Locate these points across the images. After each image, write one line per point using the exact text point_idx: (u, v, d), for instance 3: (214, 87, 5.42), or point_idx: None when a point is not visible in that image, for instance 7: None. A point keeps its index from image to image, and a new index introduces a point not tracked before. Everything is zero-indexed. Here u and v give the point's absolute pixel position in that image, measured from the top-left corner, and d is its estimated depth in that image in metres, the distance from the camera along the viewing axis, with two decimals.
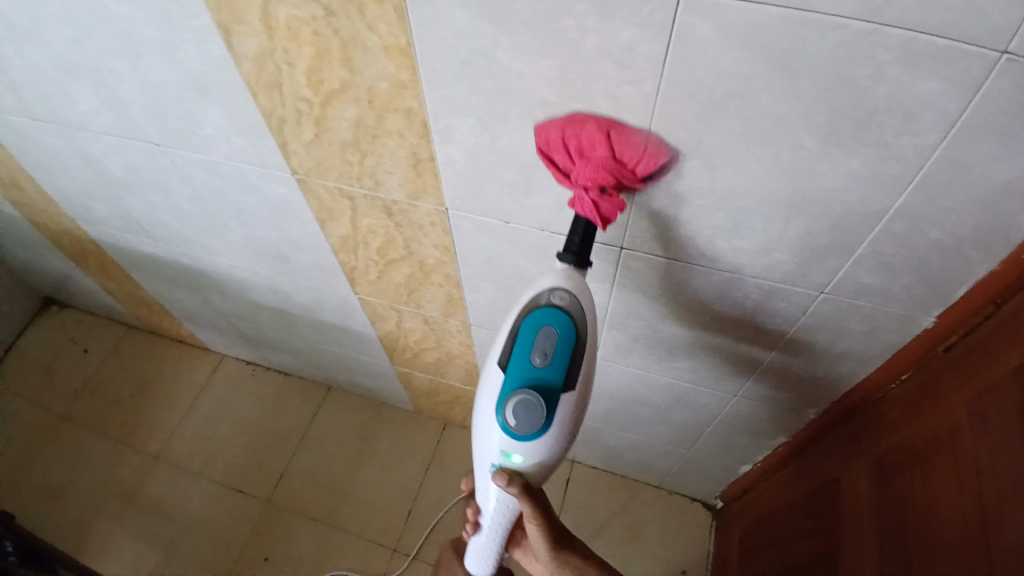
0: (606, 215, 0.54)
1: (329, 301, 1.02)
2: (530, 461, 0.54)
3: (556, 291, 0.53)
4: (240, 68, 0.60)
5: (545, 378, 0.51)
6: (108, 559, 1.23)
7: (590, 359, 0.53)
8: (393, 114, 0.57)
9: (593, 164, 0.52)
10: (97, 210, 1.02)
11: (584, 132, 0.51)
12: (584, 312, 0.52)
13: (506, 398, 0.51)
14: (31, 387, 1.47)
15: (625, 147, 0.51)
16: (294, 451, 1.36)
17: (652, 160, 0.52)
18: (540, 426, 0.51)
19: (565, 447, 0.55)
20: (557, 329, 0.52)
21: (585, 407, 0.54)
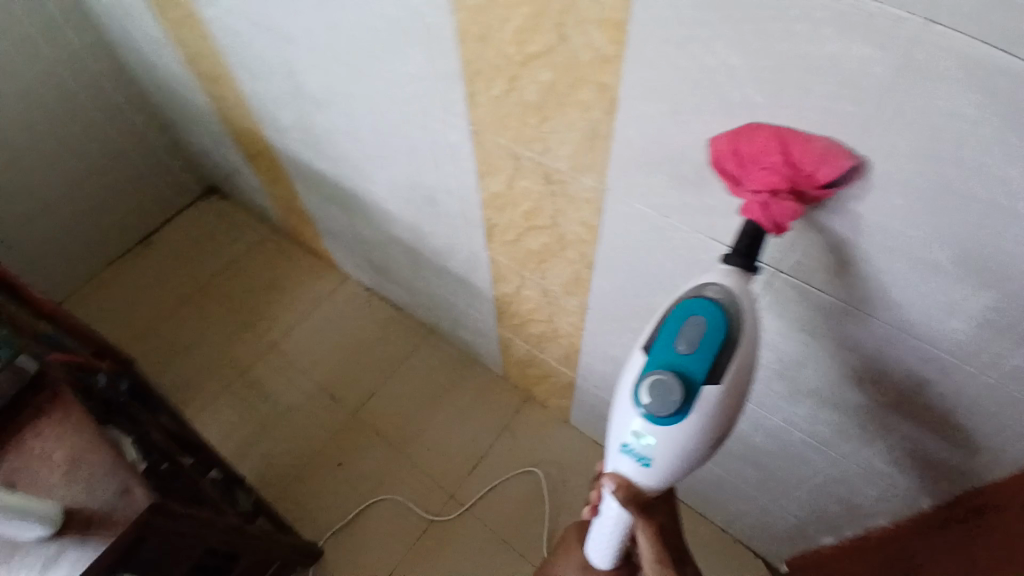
0: (778, 221, 0.50)
1: (461, 250, 1.07)
2: (664, 447, 0.52)
3: (711, 284, 0.51)
4: (455, 16, 0.63)
5: (687, 367, 0.50)
6: (209, 419, 1.41)
7: (744, 357, 0.50)
8: (587, 86, 0.59)
9: (767, 169, 0.49)
10: (282, 120, 1.13)
11: (754, 137, 0.50)
12: (742, 307, 0.50)
13: (642, 381, 0.51)
14: (186, 258, 1.69)
15: (800, 150, 0.48)
16: (386, 378, 1.46)
17: (833, 164, 0.48)
18: (674, 410, 0.50)
19: (704, 444, 0.52)
20: (704, 320, 0.50)
21: (730, 405, 0.51)
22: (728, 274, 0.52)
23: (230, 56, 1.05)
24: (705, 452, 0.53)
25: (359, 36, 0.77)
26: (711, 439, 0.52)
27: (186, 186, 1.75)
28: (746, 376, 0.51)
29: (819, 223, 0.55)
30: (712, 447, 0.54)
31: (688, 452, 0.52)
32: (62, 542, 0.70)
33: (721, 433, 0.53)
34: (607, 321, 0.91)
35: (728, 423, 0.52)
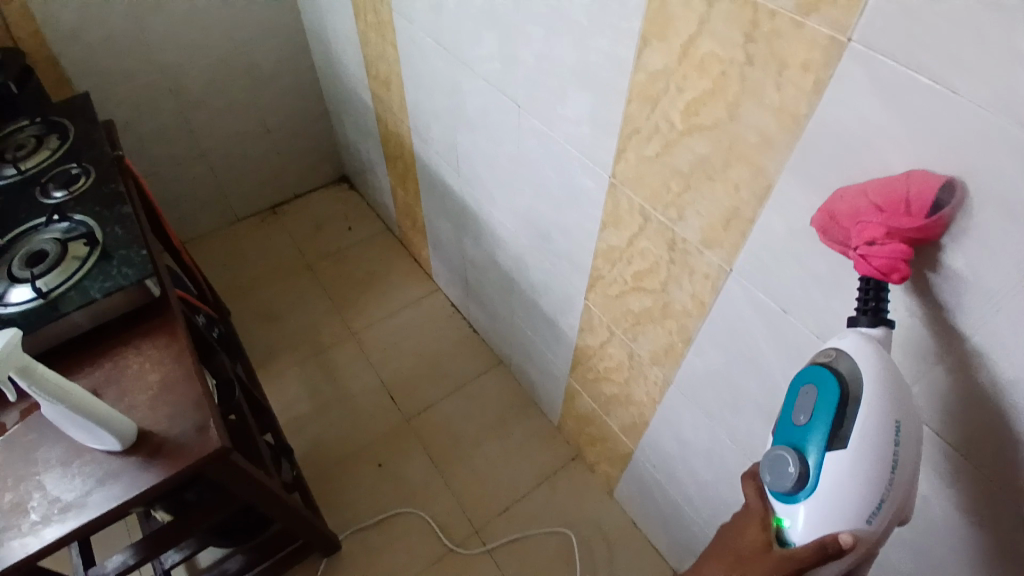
0: (888, 268, 0.47)
1: (557, 292, 1.09)
2: (815, 522, 0.51)
3: (826, 352, 0.54)
4: (633, 75, 0.67)
5: (807, 436, 0.52)
6: (277, 384, 1.49)
7: (873, 413, 0.49)
8: (744, 166, 0.60)
9: (862, 222, 0.48)
10: (431, 131, 1.22)
11: (840, 197, 0.51)
12: (858, 367, 0.51)
13: (766, 458, 0.55)
14: (302, 233, 1.82)
15: (883, 189, 0.47)
16: (447, 394, 1.48)
17: (925, 188, 0.45)
18: (797, 482, 0.52)
19: (860, 513, 0.49)
20: (815, 387, 0.53)
21: (873, 472, 0.48)
22: (854, 337, 0.52)
23: (406, 66, 1.16)
24: (869, 530, 0.50)
25: (532, 75, 0.82)
26: (865, 512, 0.49)
27: (321, 170, 1.90)
28: (891, 438, 0.49)
29: (962, 360, 0.52)
30: (874, 522, 0.50)
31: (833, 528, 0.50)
32: (126, 462, 0.72)
33: (877, 507, 0.49)
34: (687, 401, 0.89)
35: (884, 494, 0.49)
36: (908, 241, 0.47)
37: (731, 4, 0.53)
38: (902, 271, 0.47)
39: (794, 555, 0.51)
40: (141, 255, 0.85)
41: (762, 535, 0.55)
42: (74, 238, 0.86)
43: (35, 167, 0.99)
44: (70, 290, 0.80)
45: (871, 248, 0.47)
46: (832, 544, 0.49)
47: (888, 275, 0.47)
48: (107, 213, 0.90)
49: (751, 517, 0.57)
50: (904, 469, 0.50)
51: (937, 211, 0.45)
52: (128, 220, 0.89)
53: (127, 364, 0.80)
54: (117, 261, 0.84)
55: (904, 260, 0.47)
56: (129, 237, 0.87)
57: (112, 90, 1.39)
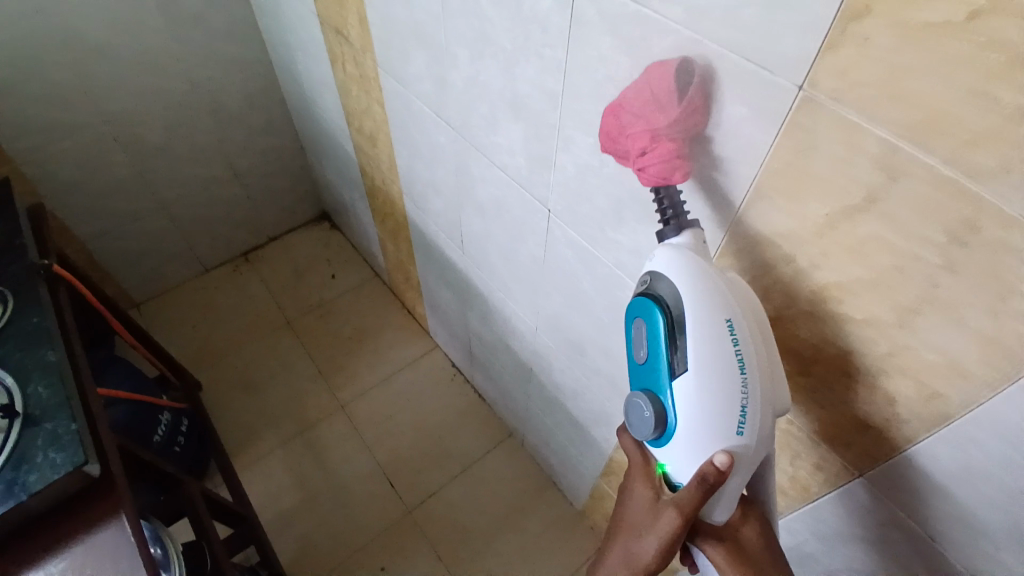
0: (671, 169, 0.45)
1: (589, 402, 0.92)
2: (688, 453, 0.47)
3: (644, 279, 0.50)
4: (733, 227, 0.48)
5: (652, 372, 0.49)
6: (258, 472, 1.30)
7: (697, 324, 0.45)
8: (907, 380, 0.43)
9: (631, 136, 0.46)
10: (430, 201, 1.02)
11: (608, 121, 0.48)
12: (675, 284, 0.46)
13: (629, 409, 0.51)
14: (279, 281, 1.61)
15: (634, 99, 0.46)
16: (453, 477, 1.32)
17: (663, 80, 0.44)
18: (659, 423, 0.48)
19: (726, 425, 0.44)
20: (643, 319, 0.49)
21: (722, 382, 0.44)
22: (662, 253, 0.48)
23: (398, 128, 0.95)
24: (746, 442, 0.45)
25: (575, 187, 0.63)
26: (730, 427, 0.44)
27: (298, 209, 1.68)
28: (727, 339, 0.44)
29: None
30: (746, 432, 0.45)
31: (709, 458, 0.45)
32: None
33: (743, 413, 0.44)
34: None
35: (745, 397, 0.44)
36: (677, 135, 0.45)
37: (930, 186, 0.35)
38: (679, 169, 0.45)
39: (682, 500, 0.47)
40: (72, 430, 0.67)
41: (649, 489, 0.52)
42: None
43: None
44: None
45: (643, 158, 0.45)
46: (710, 473, 0.44)
47: (670, 176, 0.45)
48: (29, 363, 0.71)
49: (637, 477, 0.53)
50: (761, 367, 0.45)
51: (684, 93, 0.43)
52: (54, 373, 0.71)
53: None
54: (42, 439, 0.66)
55: (677, 156, 0.44)
56: (56, 401, 0.69)
57: (46, 148, 1.14)
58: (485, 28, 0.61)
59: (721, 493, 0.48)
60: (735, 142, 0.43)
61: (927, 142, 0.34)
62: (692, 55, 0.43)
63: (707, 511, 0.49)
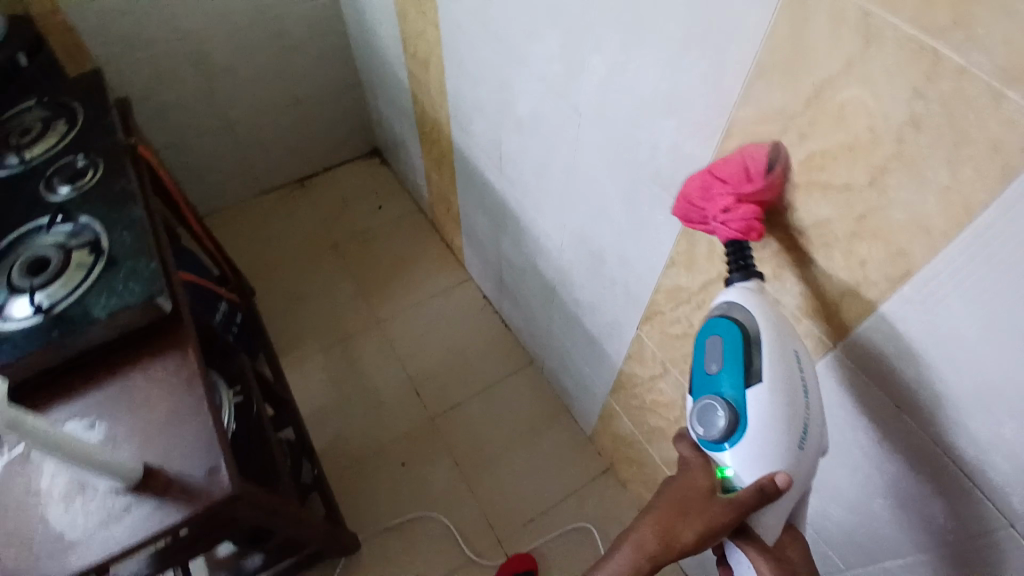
0: (749, 228, 0.54)
1: (605, 315, 0.99)
2: (749, 465, 0.54)
3: (722, 310, 0.58)
4: (736, 110, 0.55)
5: (722, 383, 0.56)
6: (299, 371, 1.44)
7: (774, 353, 0.54)
8: (875, 241, 0.49)
9: (716, 197, 0.55)
10: (473, 122, 1.10)
11: (693, 185, 0.57)
12: (757, 317, 0.55)
13: (692, 414, 0.57)
14: (330, 208, 1.72)
15: (723, 164, 0.55)
16: (474, 394, 1.41)
17: (755, 156, 0.53)
18: (729, 427, 0.54)
19: (790, 441, 0.53)
20: (719, 336, 0.57)
21: (789, 398, 0.53)
22: (740, 293, 0.57)
23: (450, 48, 1.02)
24: (802, 460, 0.54)
25: (604, 88, 0.70)
26: (795, 440, 0.53)
27: (351, 142, 1.78)
28: (794, 367, 0.54)
29: None
30: (803, 450, 0.54)
31: (773, 472, 0.53)
32: (132, 499, 0.66)
33: (802, 433, 0.54)
34: None
35: (805, 418, 0.54)
36: (755, 202, 0.54)
37: (896, 48, 0.41)
38: (755, 228, 0.54)
39: (740, 500, 0.53)
40: (150, 268, 0.79)
41: (707, 482, 0.57)
42: (80, 245, 0.81)
43: (40, 157, 0.92)
44: (74, 307, 0.75)
45: (727, 215, 0.54)
46: (780, 480, 0.52)
47: (748, 234, 0.54)
48: (115, 215, 0.84)
49: (695, 471, 0.59)
50: (812, 397, 0.56)
51: (770, 169, 0.53)
52: (135, 226, 0.83)
53: (131, 390, 0.73)
54: (122, 274, 0.78)
55: (755, 218, 0.54)
56: (137, 247, 0.81)
57: (128, 56, 1.28)
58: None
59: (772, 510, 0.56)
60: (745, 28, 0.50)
61: (896, 7, 0.40)
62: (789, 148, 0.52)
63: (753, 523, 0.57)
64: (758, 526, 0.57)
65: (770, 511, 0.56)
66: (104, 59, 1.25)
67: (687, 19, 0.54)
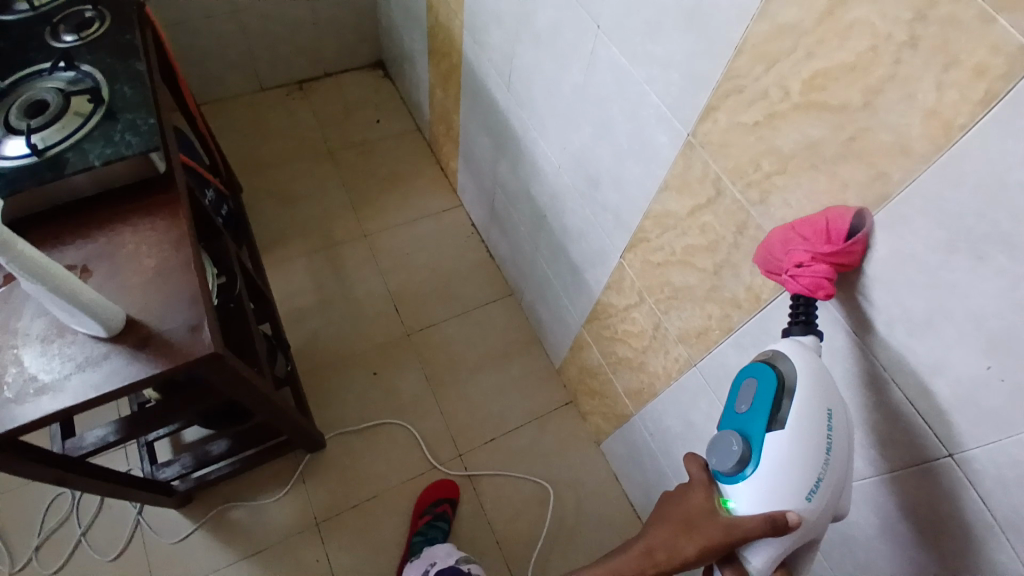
0: (817, 287, 0.54)
1: (591, 242, 1.01)
2: (755, 500, 0.57)
3: (768, 357, 0.61)
4: (753, 25, 0.56)
5: (748, 421, 0.60)
6: (281, 271, 1.44)
7: (803, 406, 0.56)
8: (860, 163, 0.52)
9: (794, 251, 0.56)
10: (488, 34, 1.08)
11: (776, 238, 0.59)
12: (795, 369, 0.58)
13: (715, 442, 0.62)
14: (327, 114, 1.67)
15: (804, 222, 0.56)
16: (452, 315, 1.44)
17: (838, 220, 0.54)
18: (741, 459, 0.59)
19: (800, 490, 0.55)
20: (756, 379, 0.60)
21: (808, 448, 0.55)
22: (793, 345, 0.60)
23: None
24: (812, 510, 0.56)
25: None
26: (804, 488, 0.56)
27: (358, 50, 1.72)
28: (822, 423, 0.56)
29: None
30: (812, 500, 0.56)
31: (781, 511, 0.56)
32: (110, 348, 0.67)
33: (815, 484, 0.56)
34: (708, 391, 0.85)
35: (821, 472, 0.56)
36: (833, 266, 0.55)
37: None
38: (824, 288, 0.55)
39: (741, 525, 0.57)
40: (149, 123, 0.76)
41: (708, 503, 0.62)
42: (80, 93, 0.79)
43: (49, 5, 0.89)
44: (72, 152, 0.73)
45: (798, 269, 0.55)
46: (781, 519, 0.55)
47: (814, 292, 0.55)
48: (119, 68, 0.82)
49: (697, 491, 0.64)
50: (837, 455, 0.57)
51: (852, 237, 0.54)
52: (137, 80, 0.81)
53: (122, 240, 0.74)
54: (121, 125, 0.76)
55: (827, 279, 0.54)
56: (137, 101, 0.79)
57: None
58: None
59: (768, 551, 0.59)
60: None
61: None
62: (875, 217, 0.53)
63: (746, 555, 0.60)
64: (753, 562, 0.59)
65: (767, 551, 0.59)
66: None
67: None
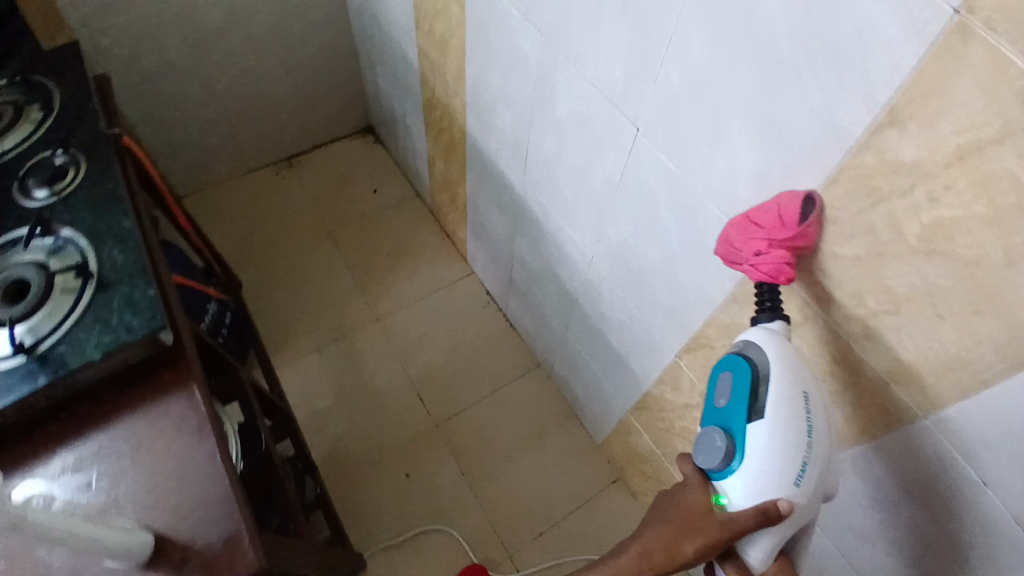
0: (778, 273, 0.53)
1: (638, 334, 0.92)
2: (745, 493, 0.54)
3: (738, 345, 0.60)
4: (853, 155, 0.47)
5: (728, 415, 0.57)
6: (294, 372, 1.34)
7: (778, 389, 0.55)
8: (995, 316, 0.45)
9: (750, 240, 0.54)
10: (498, 116, 1.00)
11: (732, 230, 0.57)
12: (765, 355, 0.56)
13: (698, 442, 0.59)
14: (321, 189, 1.58)
15: (757, 210, 0.54)
16: (481, 398, 1.34)
17: (789, 204, 0.53)
18: (725, 455, 0.56)
19: (785, 474, 0.53)
20: (729, 372, 0.58)
21: (790, 434, 0.53)
22: (760, 330, 0.58)
23: (484, 30, 0.92)
24: (800, 494, 0.54)
25: (678, 105, 0.62)
26: (790, 476, 0.54)
27: (345, 118, 1.62)
28: (800, 406, 0.54)
29: None
30: (800, 485, 0.54)
31: (772, 500, 0.53)
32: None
33: (801, 469, 0.54)
34: None
35: (805, 457, 0.54)
36: (790, 251, 0.53)
37: None
38: (785, 274, 0.53)
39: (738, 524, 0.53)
40: (147, 296, 0.68)
41: (703, 501, 0.58)
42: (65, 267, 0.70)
43: (13, 151, 0.79)
44: (64, 345, 0.65)
45: (757, 258, 0.54)
46: (773, 510, 0.53)
47: (776, 278, 0.53)
48: (102, 226, 0.73)
49: (693, 488, 0.59)
50: (819, 439, 0.55)
51: (806, 220, 0.52)
52: (129, 241, 0.72)
53: (116, 442, 0.64)
54: (118, 301, 0.68)
55: (787, 264, 0.53)
56: (131, 268, 0.70)
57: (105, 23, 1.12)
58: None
59: (767, 537, 0.56)
60: (883, 61, 0.42)
61: None
62: (824, 199, 0.52)
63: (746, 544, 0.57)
64: (755, 551, 0.57)
65: (765, 539, 0.56)
66: (78, 27, 1.11)
67: (810, 40, 0.46)
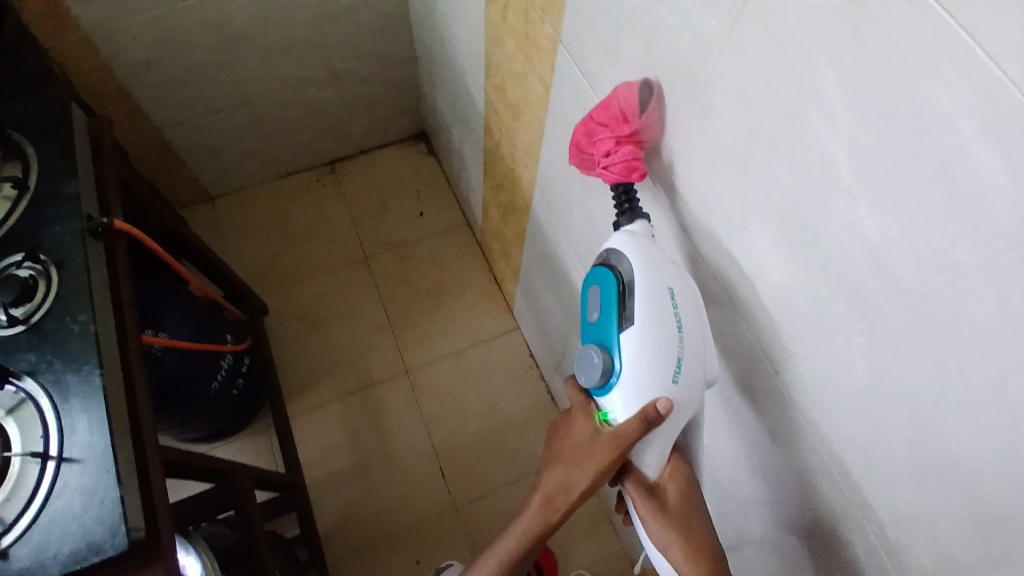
0: (628, 167, 0.54)
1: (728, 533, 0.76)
2: (624, 396, 0.51)
3: (608, 254, 0.55)
4: None
5: (599, 328, 0.54)
6: (311, 424, 1.23)
7: (645, 288, 0.50)
8: None
9: (599, 140, 0.54)
10: (575, 223, 0.80)
11: (582, 132, 0.56)
12: (630, 260, 0.52)
13: (577, 363, 0.55)
14: (361, 206, 1.41)
15: (600, 108, 0.54)
16: (506, 483, 1.20)
17: (626, 96, 0.53)
18: (604, 370, 0.52)
19: (660, 372, 0.50)
20: (598, 285, 0.55)
21: (663, 337, 0.50)
22: (620, 235, 0.55)
23: (571, 129, 0.70)
24: (685, 390, 0.51)
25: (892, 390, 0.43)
26: (667, 374, 0.50)
27: (396, 123, 1.41)
28: (668, 302, 0.50)
29: None
30: (680, 383, 0.51)
31: (653, 401, 0.50)
32: None
33: (677, 365, 0.50)
34: None
35: (680, 351, 0.50)
36: (634, 144, 0.54)
37: None
38: (637, 170, 0.54)
39: (623, 436, 0.52)
40: (111, 495, 0.57)
41: (589, 427, 0.55)
42: (28, 445, 0.60)
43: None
44: (28, 543, 0.57)
45: (609, 159, 0.54)
46: (652, 413, 0.50)
47: (629, 174, 0.54)
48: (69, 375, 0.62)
49: (578, 417, 0.57)
50: (695, 331, 0.51)
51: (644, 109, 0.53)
52: (97, 399, 0.61)
53: None
54: (79, 498, 0.57)
55: (636, 160, 0.54)
56: (97, 449, 0.59)
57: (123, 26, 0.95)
58: (824, 160, 0.40)
59: (654, 441, 0.54)
60: None
61: None
62: (967, 388, 0.37)
63: (639, 455, 0.55)
64: (651, 458, 0.55)
65: (655, 440, 0.54)
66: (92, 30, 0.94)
67: None
